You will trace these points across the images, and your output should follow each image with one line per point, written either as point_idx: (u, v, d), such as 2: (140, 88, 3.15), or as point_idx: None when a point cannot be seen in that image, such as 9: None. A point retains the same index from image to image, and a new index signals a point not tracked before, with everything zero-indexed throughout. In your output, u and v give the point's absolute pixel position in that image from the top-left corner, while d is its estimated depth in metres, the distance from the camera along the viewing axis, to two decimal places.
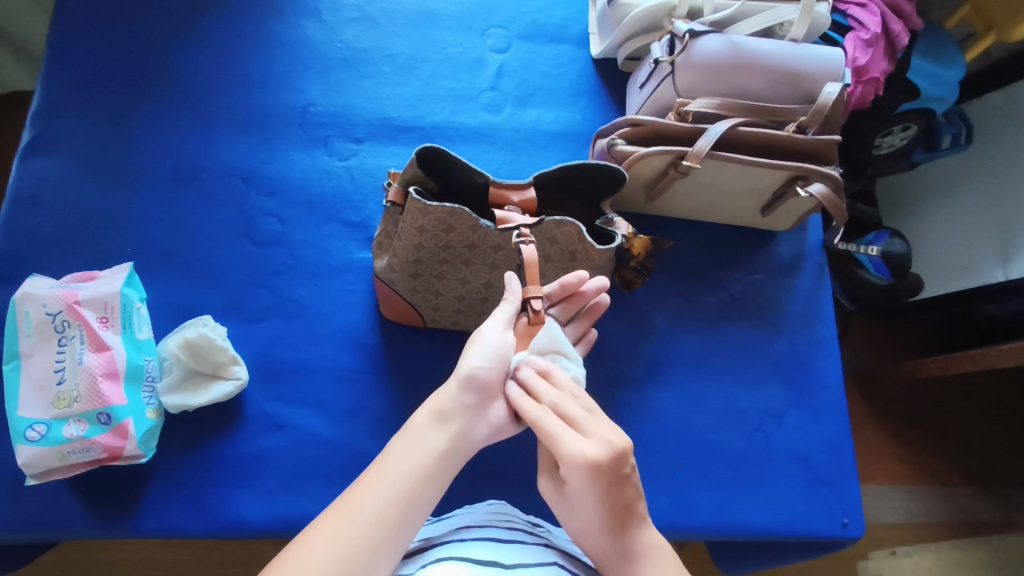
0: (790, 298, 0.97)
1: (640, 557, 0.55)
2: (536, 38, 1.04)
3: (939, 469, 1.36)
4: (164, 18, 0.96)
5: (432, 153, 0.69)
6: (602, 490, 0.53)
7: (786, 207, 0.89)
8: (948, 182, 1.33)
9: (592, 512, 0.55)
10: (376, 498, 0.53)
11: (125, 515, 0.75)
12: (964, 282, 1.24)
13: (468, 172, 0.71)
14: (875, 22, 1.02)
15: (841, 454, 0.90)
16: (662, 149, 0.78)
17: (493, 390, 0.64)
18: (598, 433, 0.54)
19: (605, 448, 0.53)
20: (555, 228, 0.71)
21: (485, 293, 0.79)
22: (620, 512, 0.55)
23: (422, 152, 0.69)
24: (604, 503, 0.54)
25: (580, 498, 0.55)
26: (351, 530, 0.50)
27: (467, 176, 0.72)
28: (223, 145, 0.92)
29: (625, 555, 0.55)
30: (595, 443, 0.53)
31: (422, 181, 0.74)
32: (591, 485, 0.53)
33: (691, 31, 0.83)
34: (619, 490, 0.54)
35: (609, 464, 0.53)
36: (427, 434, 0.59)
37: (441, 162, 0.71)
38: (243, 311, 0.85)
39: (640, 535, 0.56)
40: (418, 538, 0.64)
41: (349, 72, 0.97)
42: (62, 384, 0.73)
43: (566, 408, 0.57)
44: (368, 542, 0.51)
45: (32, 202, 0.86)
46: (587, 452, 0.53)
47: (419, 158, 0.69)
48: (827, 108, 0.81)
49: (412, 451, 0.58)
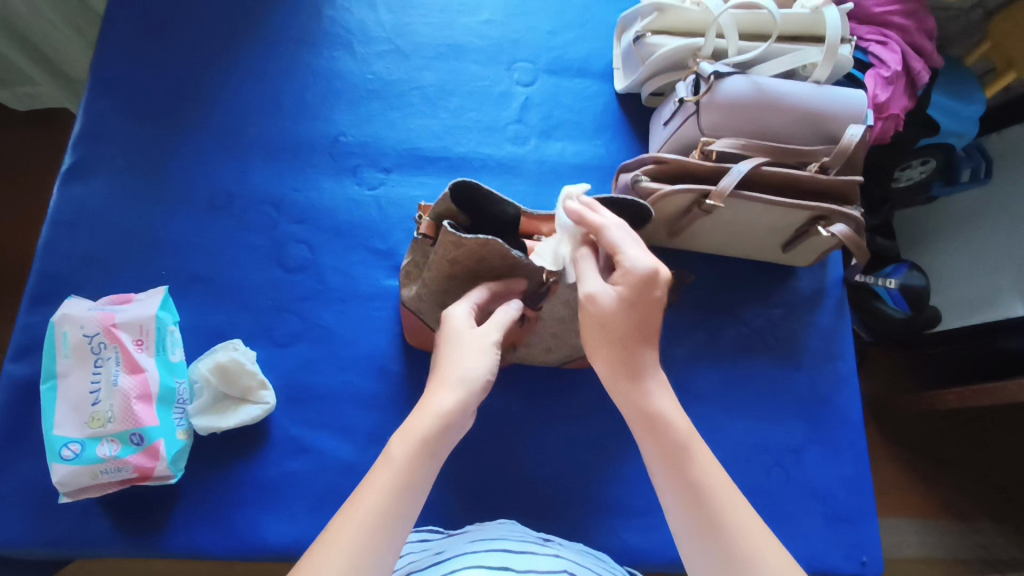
0: (810, 333, 0.97)
1: (654, 382, 0.60)
2: (562, 72, 1.07)
3: (959, 505, 1.35)
4: (202, 49, 0.99)
5: (462, 188, 0.70)
6: (644, 304, 0.59)
7: (807, 244, 0.91)
8: (967, 215, 1.33)
9: (632, 324, 0.59)
10: (378, 510, 0.50)
11: (153, 535, 0.77)
12: (982, 315, 1.23)
13: (498, 206, 0.72)
14: (897, 60, 1.03)
15: (861, 491, 0.90)
16: (686, 188, 0.80)
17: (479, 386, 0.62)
18: (651, 258, 0.62)
19: (662, 268, 0.61)
20: None
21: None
22: (648, 331, 0.60)
23: (456, 187, 0.69)
24: (642, 318, 0.59)
25: (628, 307, 0.58)
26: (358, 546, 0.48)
27: (499, 209, 0.73)
28: (256, 172, 0.94)
29: (639, 377, 0.60)
30: (651, 261, 0.61)
31: (453, 217, 0.75)
32: (642, 293, 0.59)
33: (716, 73, 0.85)
34: (656, 314, 0.60)
35: (661, 278, 0.60)
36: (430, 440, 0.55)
37: (473, 196, 0.71)
38: (271, 335, 0.87)
39: (655, 360, 0.61)
40: (433, 553, 0.64)
41: (379, 103, 1.00)
42: (97, 405, 0.75)
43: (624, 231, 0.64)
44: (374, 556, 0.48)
45: (72, 224, 0.89)
46: (649, 262, 0.59)
47: (452, 193, 0.70)
48: (850, 149, 0.82)
49: (419, 459, 0.54)
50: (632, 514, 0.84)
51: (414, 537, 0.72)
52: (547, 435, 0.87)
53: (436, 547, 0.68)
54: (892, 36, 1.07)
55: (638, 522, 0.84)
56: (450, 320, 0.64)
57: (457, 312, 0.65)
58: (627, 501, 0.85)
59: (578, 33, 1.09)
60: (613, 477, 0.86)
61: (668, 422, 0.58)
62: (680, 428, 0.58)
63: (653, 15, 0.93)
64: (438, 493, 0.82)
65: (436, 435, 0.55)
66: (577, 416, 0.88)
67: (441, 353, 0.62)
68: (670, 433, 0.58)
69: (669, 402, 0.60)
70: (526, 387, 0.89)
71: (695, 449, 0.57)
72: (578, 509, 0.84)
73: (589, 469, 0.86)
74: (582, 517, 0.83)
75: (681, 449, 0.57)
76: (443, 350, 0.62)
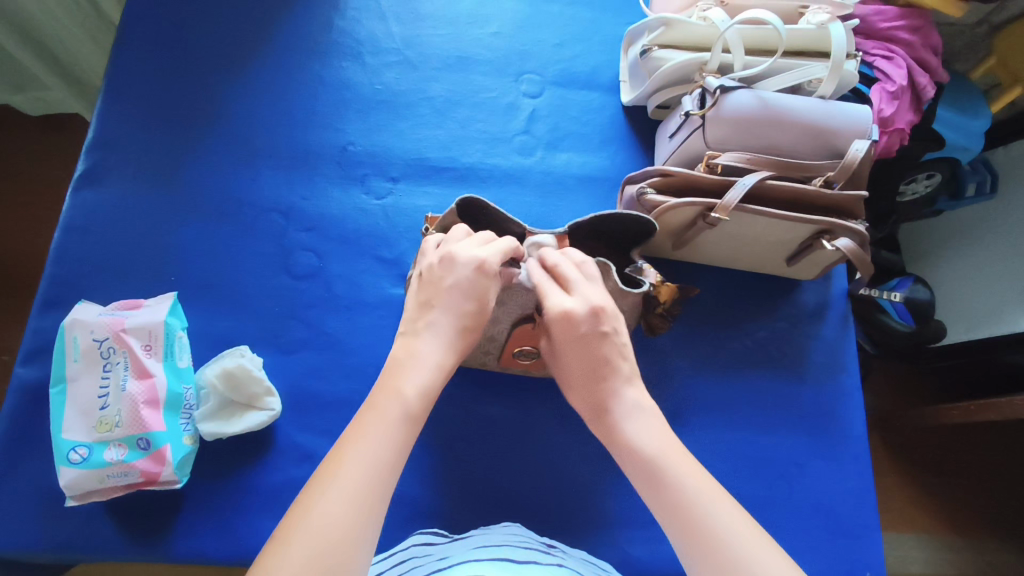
0: (814, 347, 0.98)
1: (620, 408, 0.60)
2: (568, 84, 1.08)
3: (963, 520, 1.34)
4: (214, 57, 1.01)
5: (470, 205, 0.73)
6: (580, 344, 0.60)
7: (812, 258, 0.91)
8: (973, 229, 1.33)
9: (575, 364, 0.61)
10: (366, 442, 0.51)
11: (158, 540, 0.77)
12: (988, 329, 1.22)
13: (506, 223, 0.75)
14: (902, 75, 1.03)
15: (865, 506, 0.90)
16: (691, 201, 0.81)
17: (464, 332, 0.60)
18: (583, 293, 0.62)
19: (584, 305, 0.60)
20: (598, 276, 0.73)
21: (523, 338, 0.78)
22: (598, 364, 0.60)
23: (462, 202, 0.73)
24: (582, 357, 0.60)
25: (563, 355, 0.62)
26: (369, 484, 0.48)
27: (506, 226, 0.76)
28: (265, 180, 0.96)
29: (604, 408, 0.60)
30: (577, 300, 0.61)
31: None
32: (568, 337, 0.60)
33: (722, 87, 0.86)
34: (597, 348, 0.60)
35: (586, 317, 0.60)
36: (417, 371, 0.56)
37: (480, 212, 0.74)
38: (278, 342, 0.88)
39: (618, 387, 0.60)
40: (434, 560, 0.64)
41: (388, 113, 1.01)
42: (105, 409, 0.76)
43: (563, 271, 0.64)
44: (382, 494, 0.49)
45: (83, 229, 0.90)
46: (565, 305, 0.61)
47: (459, 206, 0.73)
48: (855, 165, 0.83)
49: (423, 408, 0.55)
50: (635, 526, 0.84)
51: (418, 543, 0.72)
52: (551, 445, 0.87)
53: (439, 551, 0.68)
54: (898, 51, 1.07)
55: (641, 533, 0.84)
56: (492, 274, 0.61)
57: (498, 266, 0.62)
58: (630, 514, 0.85)
59: (585, 46, 1.10)
60: (616, 488, 0.86)
61: (633, 447, 0.57)
62: (647, 450, 0.57)
63: (660, 29, 0.94)
64: (442, 502, 0.83)
65: (438, 389, 0.57)
66: (581, 427, 0.88)
67: (446, 297, 0.59)
68: (639, 457, 0.57)
69: (642, 425, 0.59)
70: (530, 397, 0.90)
71: (666, 463, 0.56)
72: (581, 521, 0.84)
73: (592, 481, 0.86)
74: (585, 528, 0.84)
75: (651, 470, 0.56)
76: (455, 297, 0.59)
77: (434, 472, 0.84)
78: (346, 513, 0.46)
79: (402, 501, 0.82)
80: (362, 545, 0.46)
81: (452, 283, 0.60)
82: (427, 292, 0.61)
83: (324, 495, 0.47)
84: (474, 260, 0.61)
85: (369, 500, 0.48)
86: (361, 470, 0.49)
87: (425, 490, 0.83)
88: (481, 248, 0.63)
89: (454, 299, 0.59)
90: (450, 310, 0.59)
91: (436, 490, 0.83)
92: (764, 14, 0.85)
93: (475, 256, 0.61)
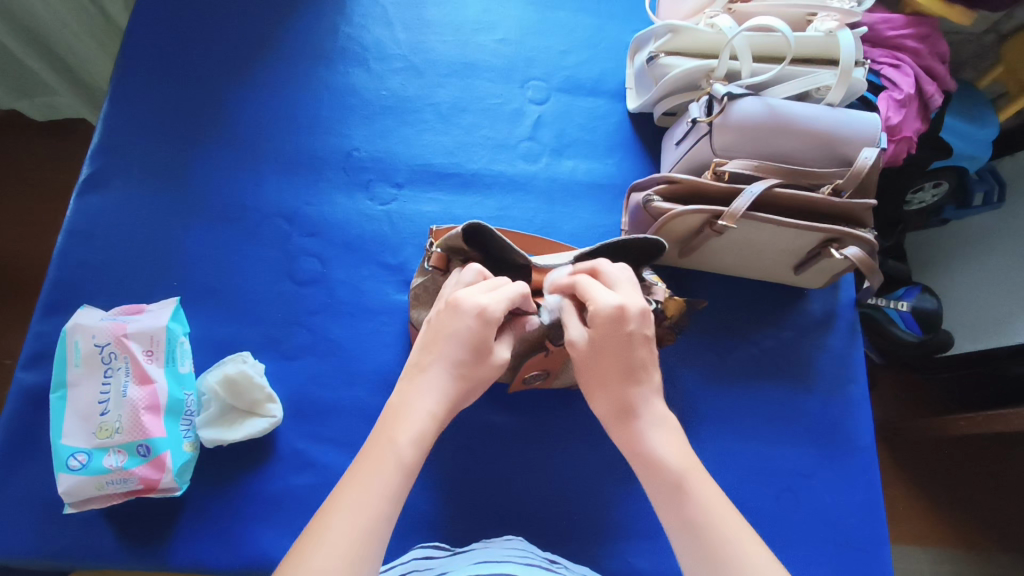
0: (822, 356, 0.97)
1: (649, 416, 0.60)
2: (574, 90, 1.07)
3: (972, 535, 1.32)
4: (220, 62, 1.01)
5: (477, 231, 0.71)
6: (623, 345, 0.59)
7: (820, 266, 0.90)
8: (979, 240, 1.32)
9: (613, 363, 0.60)
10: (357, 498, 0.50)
11: (157, 548, 0.77)
12: (990, 338, 1.22)
13: (508, 253, 0.72)
14: (909, 84, 1.03)
15: (873, 520, 0.88)
16: (698, 209, 0.80)
17: (463, 382, 0.59)
18: (628, 294, 0.62)
19: (635, 305, 0.61)
20: None
21: (535, 365, 0.77)
22: (634, 366, 0.60)
23: (465, 230, 0.71)
24: (622, 354, 0.59)
25: (601, 351, 0.60)
26: (361, 537, 0.48)
27: (508, 255, 0.73)
28: (270, 186, 0.95)
29: (631, 412, 0.60)
30: (625, 298, 0.61)
31: (466, 251, 0.76)
32: (613, 335, 0.59)
33: (730, 94, 0.85)
34: (639, 350, 0.60)
35: (635, 317, 0.60)
36: (413, 424, 0.56)
37: (483, 239, 0.72)
38: (280, 348, 0.87)
39: (646, 392, 0.61)
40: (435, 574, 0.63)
41: (393, 119, 1.01)
42: (106, 415, 0.75)
43: (607, 275, 0.64)
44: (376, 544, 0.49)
45: (87, 234, 0.90)
46: (617, 300, 0.60)
47: (462, 235, 0.72)
48: (864, 173, 0.81)
49: (416, 458, 0.55)
50: (640, 538, 0.83)
51: (418, 555, 0.71)
52: (555, 456, 0.86)
53: (440, 564, 0.67)
54: (905, 59, 1.07)
55: (645, 546, 0.83)
56: (493, 321, 0.58)
57: (501, 313, 0.59)
58: (635, 526, 0.84)
59: (591, 52, 1.10)
60: (620, 499, 0.85)
61: (658, 457, 0.58)
62: (671, 461, 0.58)
63: (667, 36, 0.93)
64: (445, 512, 0.81)
65: (432, 437, 0.57)
66: (586, 436, 0.87)
67: (444, 346, 0.59)
68: (664, 467, 0.58)
69: (666, 436, 0.60)
70: (534, 406, 0.89)
71: (691, 482, 0.57)
72: (585, 532, 0.83)
73: (597, 492, 0.85)
74: (589, 539, 0.82)
75: (677, 485, 0.57)
76: (450, 345, 0.59)
77: (437, 482, 0.83)
78: (338, 565, 0.46)
79: (404, 511, 0.81)
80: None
81: (450, 330, 0.59)
82: (429, 337, 0.61)
83: (313, 551, 0.46)
84: (475, 307, 0.59)
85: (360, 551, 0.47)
86: (354, 523, 0.49)
87: (428, 500, 0.82)
88: (488, 293, 0.60)
89: (451, 347, 0.59)
90: (445, 359, 0.59)
91: (439, 500, 0.82)
92: (773, 22, 0.85)
93: (477, 303, 0.59)
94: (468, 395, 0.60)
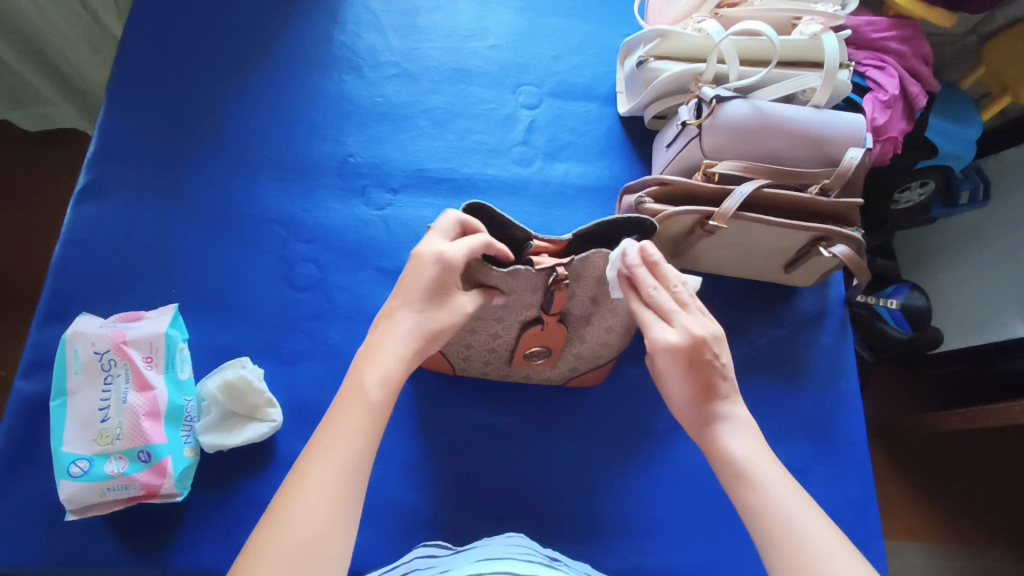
0: (813, 353, 0.98)
1: (725, 423, 0.59)
2: (566, 95, 1.09)
3: (965, 527, 1.33)
4: (216, 71, 1.02)
5: (477, 210, 0.70)
6: (688, 372, 0.60)
7: (810, 265, 0.92)
8: (965, 238, 1.34)
9: (682, 387, 0.61)
10: (341, 442, 0.50)
11: (158, 553, 0.77)
12: (985, 336, 1.24)
13: (508, 228, 0.72)
14: (894, 85, 1.05)
15: (866, 512, 0.90)
16: (689, 209, 0.82)
17: (427, 326, 0.60)
18: (684, 323, 0.61)
19: (689, 337, 0.60)
20: (581, 267, 0.68)
21: (533, 340, 0.77)
22: (703, 387, 0.60)
23: (467, 208, 0.70)
24: (687, 379, 0.60)
25: (670, 375, 0.62)
26: (344, 483, 0.48)
27: (507, 232, 0.73)
28: (267, 193, 0.96)
29: (707, 420, 0.60)
30: (680, 330, 0.60)
31: None
32: (678, 363, 0.60)
33: (718, 96, 0.86)
34: (708, 375, 0.60)
35: (691, 349, 0.59)
36: (379, 364, 0.56)
37: (484, 219, 0.71)
38: (279, 354, 0.88)
39: (720, 406, 0.60)
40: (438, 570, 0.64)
41: (387, 125, 1.02)
42: (106, 421, 0.75)
43: (659, 299, 0.62)
44: (359, 482, 0.49)
45: (84, 243, 0.90)
46: (670, 338, 0.60)
47: (464, 214, 0.71)
48: (850, 172, 0.83)
49: (388, 398, 0.55)
50: (637, 535, 0.84)
51: (420, 555, 0.72)
52: (553, 455, 0.87)
53: (440, 562, 0.68)
54: (890, 61, 1.09)
55: (644, 542, 0.84)
56: (452, 267, 0.61)
57: (460, 256, 0.61)
58: (632, 523, 0.85)
59: (581, 58, 1.12)
60: (617, 496, 0.86)
61: (727, 452, 0.58)
62: (741, 455, 0.57)
63: (656, 41, 0.94)
64: (444, 513, 0.82)
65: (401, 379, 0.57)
66: (582, 435, 0.89)
67: (411, 294, 0.60)
68: (733, 466, 0.57)
69: (747, 436, 0.59)
70: (530, 406, 0.90)
71: (756, 475, 0.55)
72: (583, 531, 0.83)
73: (595, 490, 0.86)
74: (587, 537, 0.83)
75: (744, 473, 0.56)
76: (414, 291, 0.60)
77: (437, 481, 0.84)
78: (321, 502, 0.46)
79: (403, 511, 0.82)
80: (338, 547, 0.46)
81: (413, 279, 0.61)
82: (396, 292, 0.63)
83: (299, 487, 0.47)
84: (436, 255, 0.61)
85: (342, 489, 0.48)
86: (339, 458, 0.49)
87: (427, 501, 0.83)
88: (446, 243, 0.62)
89: (411, 292, 0.60)
90: (409, 305, 0.60)
91: (438, 501, 0.83)
92: (759, 26, 0.87)
93: (436, 250, 0.61)
94: (433, 342, 0.61)
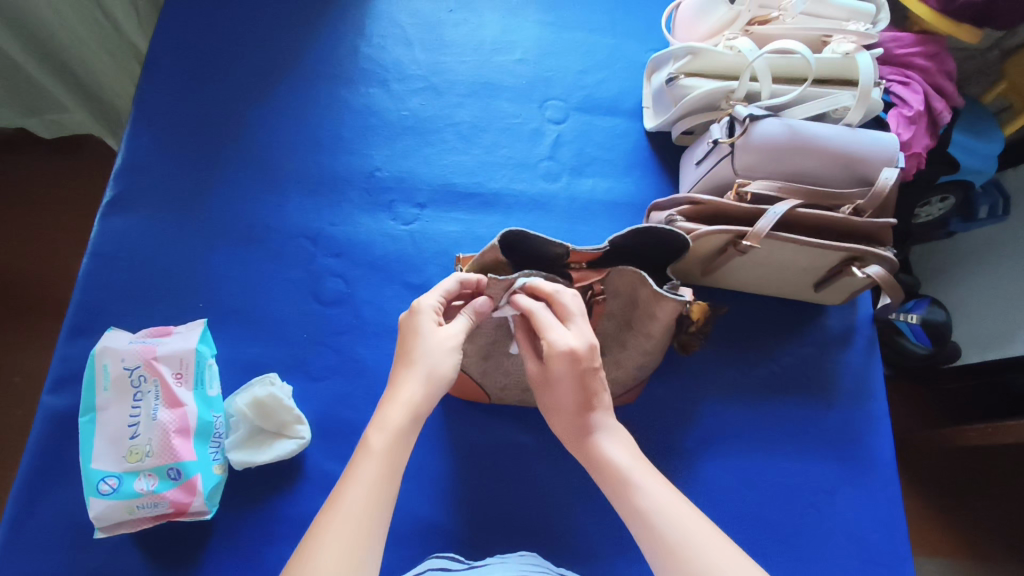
0: (842, 372, 0.97)
1: (604, 432, 0.66)
2: (592, 110, 1.08)
3: (985, 545, 1.32)
4: (243, 83, 1.02)
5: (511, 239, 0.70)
6: (577, 379, 0.64)
7: (841, 284, 0.91)
8: (984, 252, 1.33)
9: (571, 393, 0.65)
10: (359, 499, 0.52)
11: (186, 572, 0.76)
12: (1001, 350, 1.23)
13: (545, 246, 0.71)
14: (919, 100, 1.04)
15: (896, 534, 0.89)
16: (723, 228, 0.81)
17: (430, 364, 0.61)
18: (580, 328, 0.65)
19: (586, 342, 0.64)
20: (618, 278, 0.76)
21: None
22: (586, 396, 0.65)
23: (504, 236, 0.70)
24: (577, 385, 0.64)
25: (561, 381, 0.65)
26: (356, 546, 0.50)
27: (547, 249, 0.72)
28: (293, 207, 0.96)
29: (586, 432, 0.66)
30: (577, 336, 0.64)
31: (499, 265, 0.76)
32: (569, 370, 0.64)
33: (751, 115, 0.86)
34: (591, 381, 0.65)
35: (587, 353, 0.64)
36: (387, 416, 0.58)
37: (520, 243, 0.71)
38: (307, 370, 0.87)
39: (603, 417, 0.66)
40: None
41: (413, 139, 1.02)
42: (135, 438, 0.75)
43: (561, 303, 0.66)
44: (376, 534, 0.52)
45: (110, 256, 0.90)
46: (571, 342, 0.63)
47: (499, 243, 0.71)
48: (884, 193, 0.82)
49: (401, 448, 0.57)
50: None
51: (432, 568, 0.71)
52: (581, 474, 0.86)
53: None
54: (914, 76, 1.08)
55: None
56: (423, 308, 0.64)
57: (433, 300, 0.66)
58: None
59: (607, 73, 1.11)
60: None
61: (607, 460, 0.64)
62: (622, 462, 0.63)
63: (686, 58, 0.94)
64: (472, 533, 0.82)
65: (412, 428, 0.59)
66: None
67: (410, 343, 0.63)
68: (614, 471, 0.63)
69: (622, 444, 0.65)
70: None
71: (638, 478, 0.62)
72: (612, 552, 0.83)
73: None
74: (616, 558, 0.82)
75: (624, 478, 0.62)
76: (411, 340, 0.63)
77: (465, 500, 0.83)
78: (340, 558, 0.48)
79: (430, 531, 0.81)
80: None
81: (410, 331, 0.64)
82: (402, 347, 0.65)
83: (317, 545, 0.49)
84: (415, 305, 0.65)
85: (360, 544, 0.50)
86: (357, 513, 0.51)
87: (456, 520, 0.82)
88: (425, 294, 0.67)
89: (407, 343, 0.64)
90: (406, 355, 0.63)
91: (466, 520, 0.82)
92: (793, 45, 0.87)
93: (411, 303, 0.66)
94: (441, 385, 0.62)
